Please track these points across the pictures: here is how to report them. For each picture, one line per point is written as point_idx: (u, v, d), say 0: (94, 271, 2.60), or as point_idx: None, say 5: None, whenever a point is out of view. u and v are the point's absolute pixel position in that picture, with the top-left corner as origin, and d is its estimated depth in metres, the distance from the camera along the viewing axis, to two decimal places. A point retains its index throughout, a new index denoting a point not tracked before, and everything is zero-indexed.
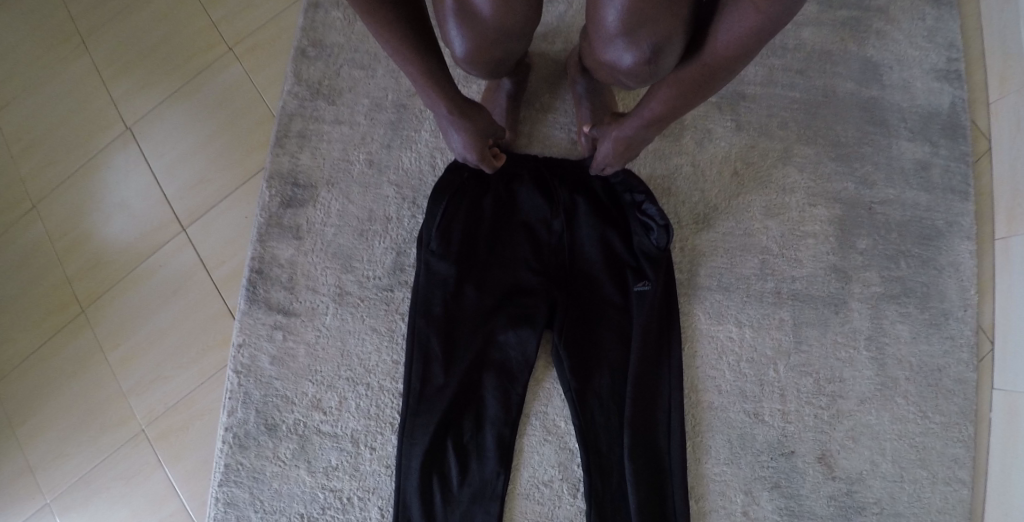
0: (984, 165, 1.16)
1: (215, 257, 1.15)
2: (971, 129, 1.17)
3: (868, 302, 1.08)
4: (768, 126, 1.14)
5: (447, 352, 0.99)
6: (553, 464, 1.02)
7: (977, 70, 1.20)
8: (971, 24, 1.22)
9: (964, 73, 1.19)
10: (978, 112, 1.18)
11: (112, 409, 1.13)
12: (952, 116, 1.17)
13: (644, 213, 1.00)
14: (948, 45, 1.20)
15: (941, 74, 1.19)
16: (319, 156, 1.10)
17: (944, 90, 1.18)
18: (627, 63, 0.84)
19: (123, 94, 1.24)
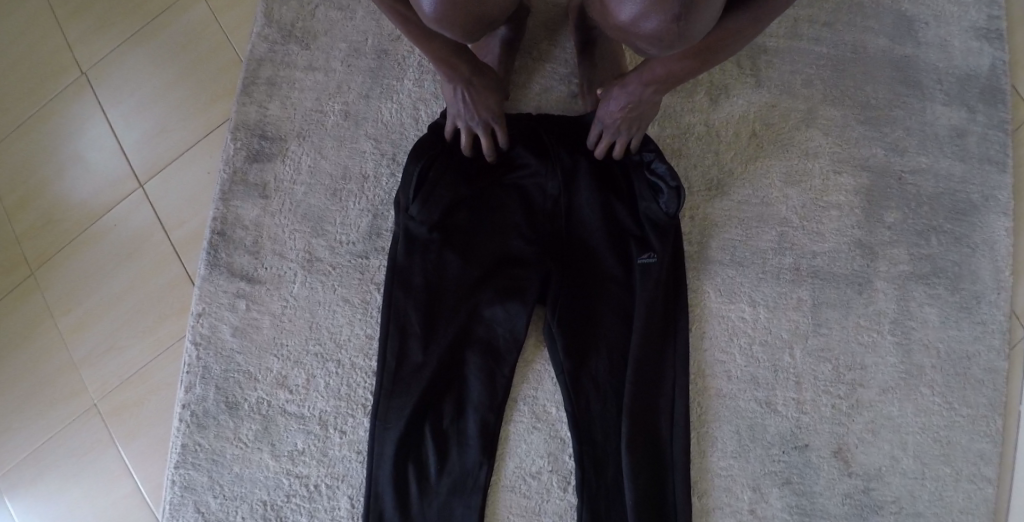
0: None
1: (174, 217, 1.04)
2: (1012, 93, 1.06)
3: (894, 282, 0.98)
4: (790, 84, 1.02)
5: (427, 328, 0.89)
6: (543, 454, 0.93)
7: (1019, 30, 1.09)
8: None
9: (1006, 32, 1.08)
10: (1019, 76, 1.07)
11: (61, 381, 1.03)
12: (991, 79, 1.05)
13: (653, 174, 0.89)
14: (990, 2, 1.08)
15: (981, 32, 1.07)
16: (290, 105, 0.98)
17: (985, 50, 1.06)
18: (646, 27, 0.68)
19: (80, 37, 1.12)
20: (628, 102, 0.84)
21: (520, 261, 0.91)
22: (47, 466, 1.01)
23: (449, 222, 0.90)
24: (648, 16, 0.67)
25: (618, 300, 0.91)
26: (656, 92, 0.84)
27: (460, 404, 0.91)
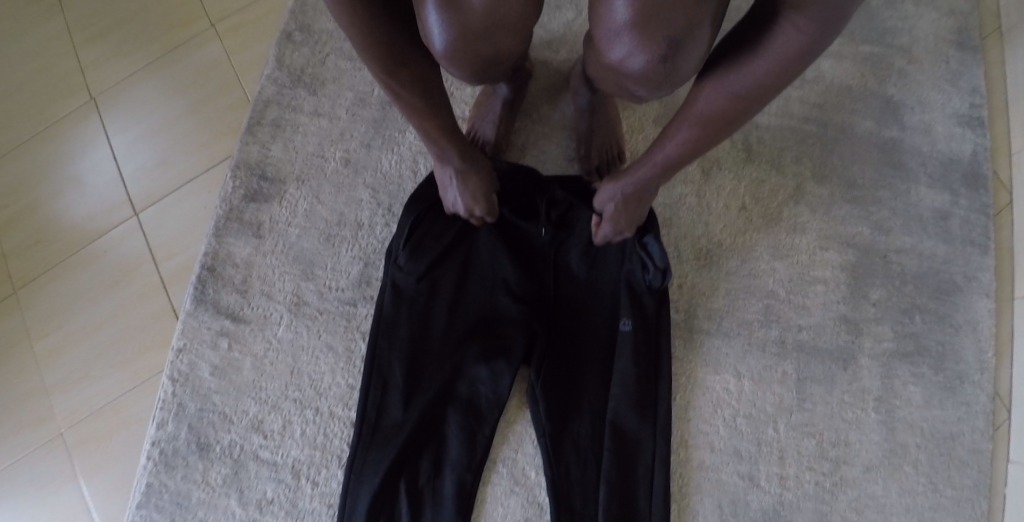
0: (1005, 219, 1.07)
1: (165, 249, 1.04)
2: (993, 179, 1.09)
3: (879, 359, 0.98)
4: (780, 161, 1.05)
5: (409, 381, 0.88)
6: (519, 519, 0.90)
7: (999, 117, 1.14)
8: (994, 71, 1.16)
9: (986, 119, 1.12)
10: (999, 161, 1.11)
11: (29, 404, 1.01)
12: (973, 164, 1.09)
13: (645, 251, 0.88)
14: (971, 90, 1.14)
15: (963, 120, 1.12)
16: (293, 149, 1.00)
17: (966, 136, 1.11)
18: (636, 64, 0.72)
19: (93, 61, 1.17)
20: (640, 183, 0.81)
21: (506, 318, 0.91)
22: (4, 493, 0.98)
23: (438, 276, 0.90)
24: (636, 55, 0.70)
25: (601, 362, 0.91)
26: (669, 172, 0.80)
27: (438, 461, 0.89)
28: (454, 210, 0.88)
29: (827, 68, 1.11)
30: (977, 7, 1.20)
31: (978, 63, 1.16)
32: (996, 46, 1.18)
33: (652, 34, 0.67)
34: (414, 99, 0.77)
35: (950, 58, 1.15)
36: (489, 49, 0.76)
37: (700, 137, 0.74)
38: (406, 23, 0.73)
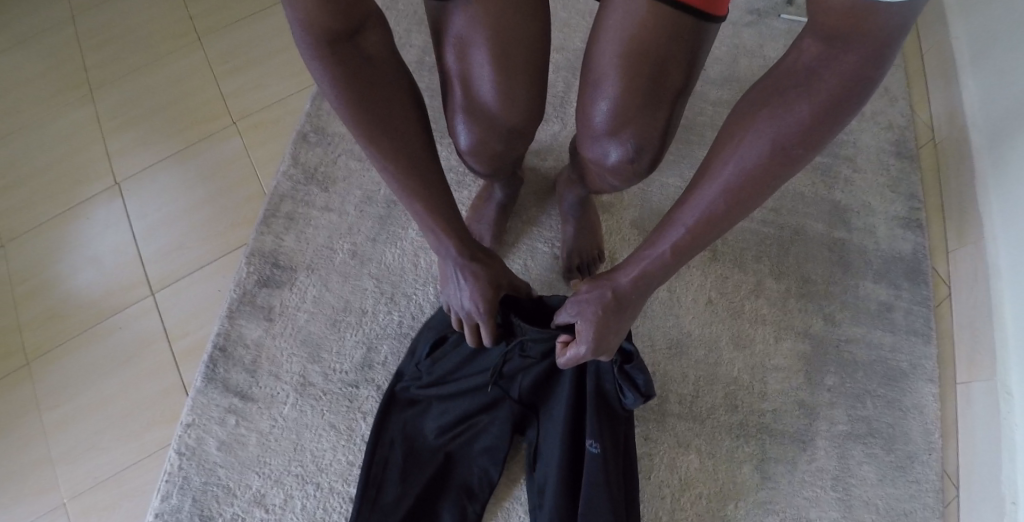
0: (944, 311, 1.19)
1: (179, 327, 1.11)
2: (932, 275, 1.22)
3: (835, 440, 1.08)
4: (741, 258, 1.17)
5: (407, 463, 0.95)
6: None
7: (937, 220, 1.27)
8: (930, 179, 1.31)
9: (925, 222, 1.26)
10: (938, 259, 1.24)
11: (33, 472, 1.06)
12: (914, 262, 1.22)
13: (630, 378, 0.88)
14: (910, 196, 1.29)
15: (904, 222, 1.26)
16: (304, 240, 1.10)
17: (907, 236, 1.24)
18: (612, 161, 0.87)
19: (119, 148, 1.29)
20: (652, 269, 0.79)
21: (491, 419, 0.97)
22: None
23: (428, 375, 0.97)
24: (612, 151, 0.86)
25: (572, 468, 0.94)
26: (685, 252, 0.77)
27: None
28: (461, 309, 0.88)
29: None
30: (913, 124, 1.36)
31: (915, 171, 1.31)
32: (931, 156, 1.32)
33: (624, 134, 0.84)
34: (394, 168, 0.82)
35: (891, 167, 1.31)
36: (506, 150, 0.95)
37: (726, 202, 0.73)
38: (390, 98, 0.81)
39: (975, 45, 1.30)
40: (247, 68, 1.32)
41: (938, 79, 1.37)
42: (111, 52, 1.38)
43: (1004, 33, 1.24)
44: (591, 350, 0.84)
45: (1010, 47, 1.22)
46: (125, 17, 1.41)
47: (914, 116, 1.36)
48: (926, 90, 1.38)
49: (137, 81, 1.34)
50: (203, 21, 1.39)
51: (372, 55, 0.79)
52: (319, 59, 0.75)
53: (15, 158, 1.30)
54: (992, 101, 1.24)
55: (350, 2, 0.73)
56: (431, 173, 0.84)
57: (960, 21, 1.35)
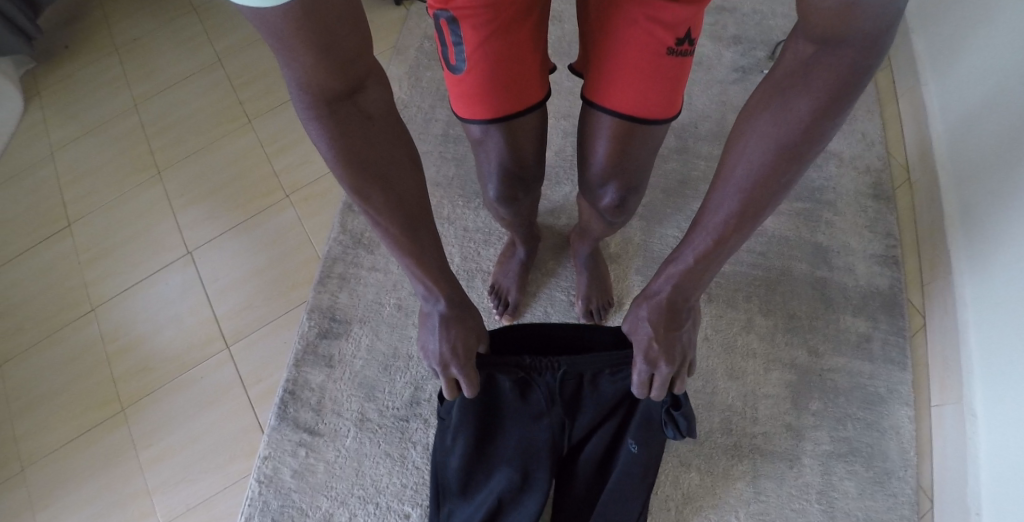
0: (920, 340, 1.33)
1: (253, 375, 1.31)
2: (908, 307, 1.36)
3: (819, 458, 1.23)
4: (732, 298, 1.34)
5: (467, 469, 1.06)
6: None
7: (912, 256, 1.40)
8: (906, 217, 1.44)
9: (902, 258, 1.40)
10: (915, 292, 1.37)
11: (134, 503, 1.25)
12: (890, 295, 1.36)
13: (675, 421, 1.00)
14: (887, 234, 1.42)
15: (881, 259, 1.40)
16: (356, 296, 1.30)
17: (886, 273, 1.38)
18: (607, 203, 1.05)
19: (189, 221, 1.51)
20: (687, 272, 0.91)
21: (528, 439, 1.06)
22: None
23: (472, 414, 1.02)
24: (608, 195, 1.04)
25: (600, 462, 1.08)
26: (719, 248, 0.87)
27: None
28: (427, 348, 0.97)
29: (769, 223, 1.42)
30: (890, 166, 1.49)
31: (892, 212, 1.44)
32: (906, 196, 1.45)
33: (621, 180, 1.00)
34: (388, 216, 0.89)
35: (869, 208, 1.45)
36: (525, 197, 1.12)
37: (748, 202, 0.82)
38: (383, 151, 0.86)
39: (943, 93, 1.44)
40: (295, 145, 1.56)
41: (912, 124, 1.50)
42: (178, 138, 1.64)
43: (967, 86, 1.38)
44: (663, 357, 0.94)
45: (975, 97, 1.36)
46: (191, 107, 1.69)
47: (891, 159, 1.50)
48: (903, 134, 1.51)
49: (198, 162, 1.59)
50: (252, 105, 1.65)
51: (366, 112, 0.83)
52: (315, 119, 0.80)
53: (100, 233, 1.55)
54: (959, 146, 1.37)
55: (346, 64, 0.77)
56: (419, 218, 0.92)
57: (930, 72, 1.49)
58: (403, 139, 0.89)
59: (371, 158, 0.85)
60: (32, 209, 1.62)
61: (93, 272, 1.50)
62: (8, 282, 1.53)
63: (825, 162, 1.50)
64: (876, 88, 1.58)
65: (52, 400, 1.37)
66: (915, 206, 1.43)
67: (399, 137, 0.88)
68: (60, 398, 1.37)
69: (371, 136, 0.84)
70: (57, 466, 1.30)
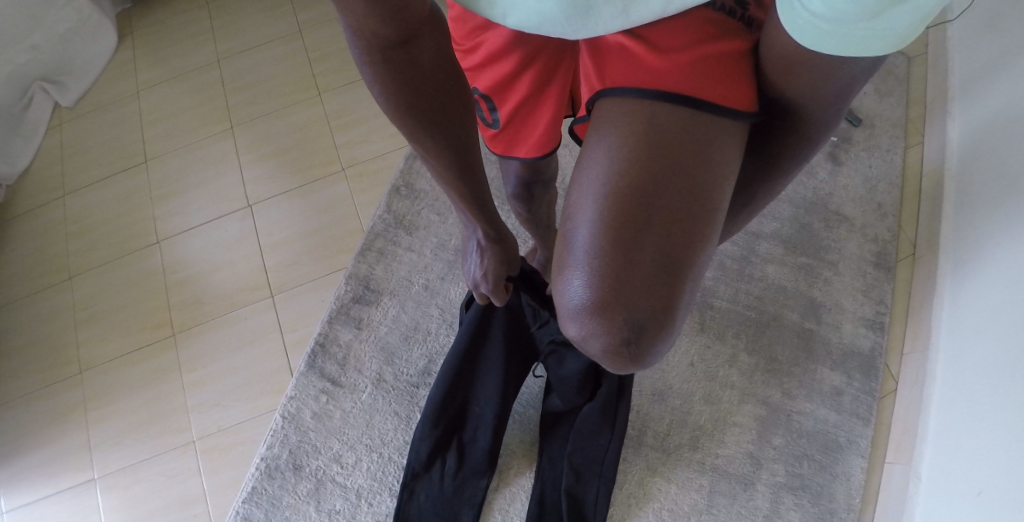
0: (888, 402, 1.43)
1: (291, 323, 1.48)
2: (884, 370, 1.45)
3: (771, 487, 1.37)
4: (723, 333, 1.48)
5: (472, 370, 1.25)
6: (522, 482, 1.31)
7: (898, 324, 1.48)
8: (902, 286, 1.51)
9: (888, 324, 1.48)
10: (893, 357, 1.46)
11: (172, 417, 1.44)
12: (870, 357, 1.46)
13: None
14: (879, 301, 1.50)
15: (869, 322, 1.48)
16: (390, 271, 1.47)
17: (869, 335, 1.47)
18: (599, 347, 0.86)
19: (254, 178, 1.68)
20: None
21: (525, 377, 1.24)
22: (140, 478, 1.40)
23: (487, 325, 1.22)
24: (596, 341, 0.86)
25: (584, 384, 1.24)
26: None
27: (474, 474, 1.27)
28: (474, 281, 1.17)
29: (770, 271, 1.53)
30: (898, 237, 1.56)
31: (889, 280, 1.52)
32: (907, 267, 1.52)
33: (615, 318, 0.83)
34: (435, 154, 1.03)
35: (868, 273, 1.53)
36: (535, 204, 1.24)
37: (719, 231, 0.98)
38: (434, 96, 0.97)
39: (962, 179, 1.51)
40: (356, 124, 1.71)
41: (928, 202, 1.56)
42: (252, 98, 1.81)
43: (981, 178, 1.45)
44: None
45: (986, 191, 1.42)
46: (268, 71, 1.85)
47: (900, 231, 1.56)
48: (917, 210, 1.57)
49: (267, 124, 1.76)
50: (324, 80, 1.80)
51: (418, 60, 0.93)
52: (369, 67, 0.93)
53: (174, 173, 1.73)
54: (963, 233, 1.45)
55: (399, 21, 0.87)
56: (465, 156, 1.04)
57: (954, 155, 1.55)
58: (458, 88, 0.99)
59: (420, 104, 0.97)
60: (116, 138, 1.81)
61: (162, 208, 1.68)
62: (89, 203, 1.72)
63: (836, 223, 1.58)
64: (903, 161, 1.63)
65: (114, 313, 1.56)
66: (913, 281, 1.51)
67: (452, 84, 0.98)
68: (121, 313, 1.56)
69: (422, 82, 0.95)
70: (111, 373, 1.50)
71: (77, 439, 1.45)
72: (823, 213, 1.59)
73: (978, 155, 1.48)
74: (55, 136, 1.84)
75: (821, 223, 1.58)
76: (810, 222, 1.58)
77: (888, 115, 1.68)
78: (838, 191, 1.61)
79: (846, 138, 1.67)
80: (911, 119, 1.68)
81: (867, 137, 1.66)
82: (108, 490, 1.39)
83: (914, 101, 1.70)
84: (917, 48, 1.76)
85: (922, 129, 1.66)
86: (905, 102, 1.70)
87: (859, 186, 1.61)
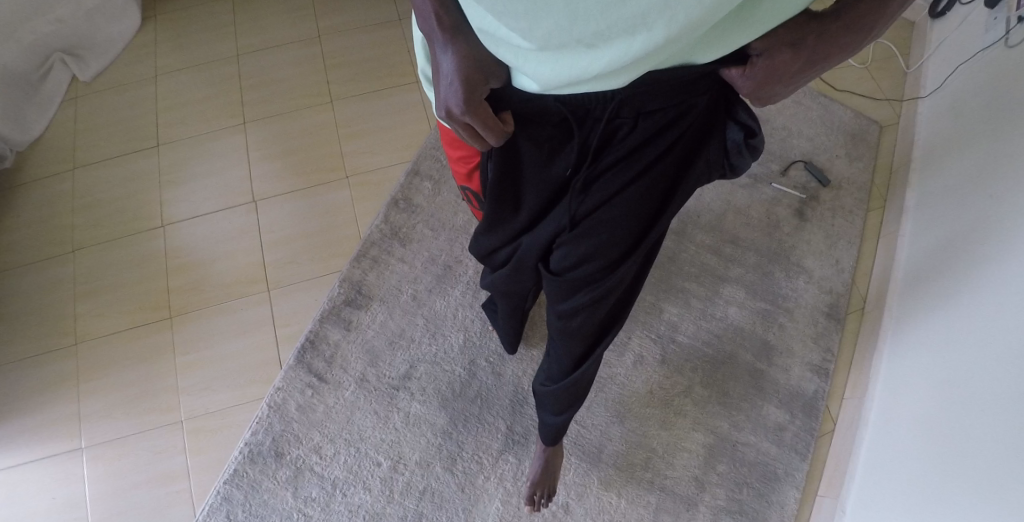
0: (825, 440, 1.54)
1: (284, 318, 1.58)
2: (824, 412, 1.56)
3: (712, 510, 1.48)
4: (681, 366, 1.57)
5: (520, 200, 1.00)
6: (511, 479, 1.43)
7: (842, 371, 1.60)
8: (849, 337, 1.63)
9: (832, 371, 1.59)
10: (834, 401, 1.58)
11: (162, 397, 1.51)
12: (812, 399, 1.56)
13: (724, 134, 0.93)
14: (826, 348, 1.61)
15: (814, 367, 1.59)
16: (382, 279, 1.59)
17: (814, 379, 1.58)
18: None
19: (260, 175, 1.77)
20: (830, 47, 0.80)
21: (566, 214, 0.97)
22: (125, 452, 1.47)
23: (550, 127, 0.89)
24: None
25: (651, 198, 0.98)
26: (850, 41, 0.80)
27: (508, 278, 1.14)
28: (446, 101, 0.87)
29: (731, 313, 1.63)
30: (851, 292, 1.67)
31: (838, 330, 1.63)
32: (855, 319, 1.65)
33: None
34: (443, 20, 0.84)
35: (819, 322, 1.63)
36: None
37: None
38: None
39: (913, 243, 1.63)
40: (363, 136, 1.82)
41: (881, 262, 1.68)
42: (266, 97, 1.91)
43: (929, 242, 1.58)
44: (769, 87, 0.83)
45: (931, 254, 1.55)
46: (284, 72, 1.95)
47: (853, 286, 1.68)
48: (870, 269, 1.69)
49: (279, 124, 1.85)
50: (337, 89, 1.90)
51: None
52: None
53: (181, 159, 1.82)
54: (906, 292, 1.58)
55: None
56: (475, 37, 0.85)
57: (908, 219, 1.67)
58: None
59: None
60: (129, 120, 1.89)
61: (168, 193, 1.77)
62: (97, 180, 1.80)
63: (796, 273, 1.68)
64: (864, 221, 1.74)
65: (112, 290, 1.64)
66: (859, 334, 1.63)
67: None
68: (120, 290, 1.64)
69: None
70: (106, 347, 1.58)
71: (67, 409, 1.52)
72: (783, 263, 1.68)
73: (928, 219, 1.61)
74: (68, 111, 1.91)
75: (782, 273, 1.67)
76: (773, 271, 1.68)
77: (854, 178, 1.79)
78: (800, 244, 1.71)
79: (814, 197, 1.76)
80: (876, 184, 1.80)
81: (833, 197, 1.76)
82: (94, 460, 1.47)
83: (880, 167, 1.81)
84: (890, 118, 1.88)
85: (884, 192, 1.78)
86: (872, 168, 1.81)
87: (821, 242, 1.71)
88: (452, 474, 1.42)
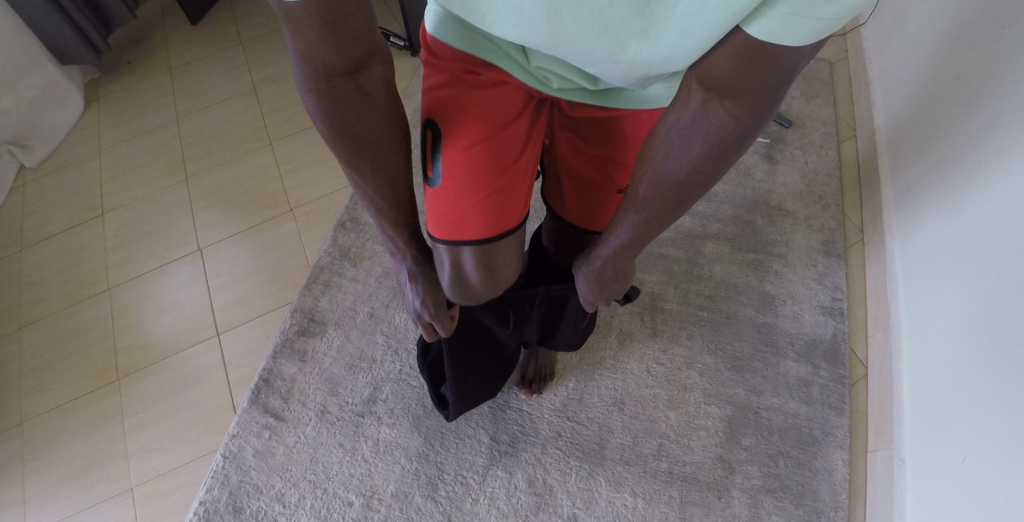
0: (860, 389, 1.32)
1: (234, 362, 1.44)
2: (850, 357, 1.35)
3: (748, 492, 1.25)
4: (677, 335, 1.37)
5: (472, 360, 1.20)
6: (502, 496, 1.24)
7: (859, 311, 1.39)
8: (856, 272, 1.43)
9: (847, 311, 1.39)
10: (858, 343, 1.36)
11: (112, 464, 1.37)
12: (833, 345, 1.36)
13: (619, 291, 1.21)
14: (834, 288, 1.41)
15: (826, 310, 1.39)
16: (335, 302, 1.44)
17: (829, 322, 1.38)
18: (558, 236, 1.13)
19: (201, 225, 1.67)
20: (596, 278, 1.05)
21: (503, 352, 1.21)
22: None
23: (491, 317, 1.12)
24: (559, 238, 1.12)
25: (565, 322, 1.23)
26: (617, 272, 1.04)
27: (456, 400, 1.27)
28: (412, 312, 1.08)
29: (718, 269, 1.44)
30: (844, 225, 1.48)
31: (842, 267, 1.43)
32: (861, 252, 1.45)
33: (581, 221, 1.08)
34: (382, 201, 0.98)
35: (819, 262, 1.44)
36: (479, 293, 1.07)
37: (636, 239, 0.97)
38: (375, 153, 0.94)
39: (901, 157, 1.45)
40: (305, 168, 1.72)
41: (870, 186, 1.49)
42: (207, 151, 1.83)
43: (910, 151, 1.41)
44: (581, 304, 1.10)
45: (919, 159, 1.38)
46: (221, 125, 1.88)
47: (845, 219, 1.48)
48: (861, 198, 1.50)
49: (218, 174, 1.77)
50: (275, 130, 1.83)
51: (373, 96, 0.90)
52: (312, 91, 0.86)
53: (123, 224, 1.72)
54: (903, 205, 1.39)
55: (347, 45, 0.82)
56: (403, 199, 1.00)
57: (884, 137, 1.50)
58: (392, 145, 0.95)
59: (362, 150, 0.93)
60: (71, 195, 1.80)
61: (112, 258, 1.66)
62: (39, 260, 1.69)
63: (780, 217, 1.49)
64: (838, 154, 1.56)
65: (55, 364, 1.51)
66: (867, 266, 1.43)
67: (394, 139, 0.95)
68: (63, 363, 1.51)
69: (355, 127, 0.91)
70: (48, 424, 1.43)
71: (11, 494, 1.37)
72: (765, 210, 1.50)
73: (906, 127, 1.44)
74: (17, 196, 1.82)
75: (764, 220, 1.49)
76: (754, 220, 1.49)
77: (818, 112, 1.62)
78: (776, 188, 1.52)
79: (780, 139, 1.59)
80: (840, 114, 1.62)
81: (799, 137, 1.59)
82: None
83: (845, 93, 1.65)
84: (838, 54, 1.72)
85: (853, 123, 1.60)
86: (833, 102, 1.64)
87: (798, 181, 1.53)
88: (434, 502, 1.24)
